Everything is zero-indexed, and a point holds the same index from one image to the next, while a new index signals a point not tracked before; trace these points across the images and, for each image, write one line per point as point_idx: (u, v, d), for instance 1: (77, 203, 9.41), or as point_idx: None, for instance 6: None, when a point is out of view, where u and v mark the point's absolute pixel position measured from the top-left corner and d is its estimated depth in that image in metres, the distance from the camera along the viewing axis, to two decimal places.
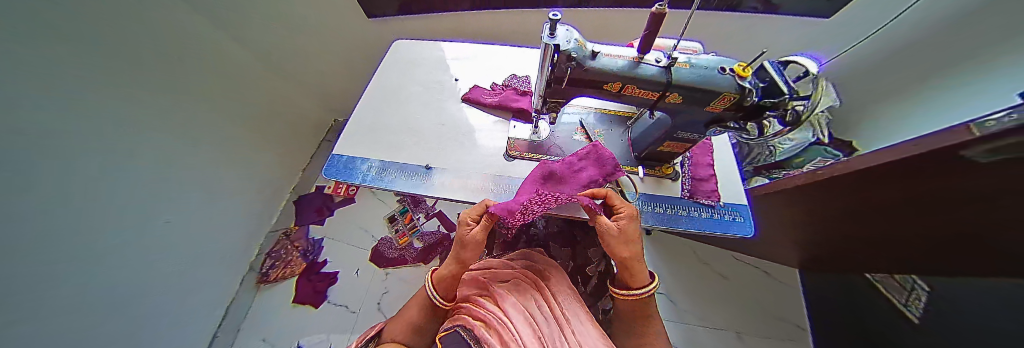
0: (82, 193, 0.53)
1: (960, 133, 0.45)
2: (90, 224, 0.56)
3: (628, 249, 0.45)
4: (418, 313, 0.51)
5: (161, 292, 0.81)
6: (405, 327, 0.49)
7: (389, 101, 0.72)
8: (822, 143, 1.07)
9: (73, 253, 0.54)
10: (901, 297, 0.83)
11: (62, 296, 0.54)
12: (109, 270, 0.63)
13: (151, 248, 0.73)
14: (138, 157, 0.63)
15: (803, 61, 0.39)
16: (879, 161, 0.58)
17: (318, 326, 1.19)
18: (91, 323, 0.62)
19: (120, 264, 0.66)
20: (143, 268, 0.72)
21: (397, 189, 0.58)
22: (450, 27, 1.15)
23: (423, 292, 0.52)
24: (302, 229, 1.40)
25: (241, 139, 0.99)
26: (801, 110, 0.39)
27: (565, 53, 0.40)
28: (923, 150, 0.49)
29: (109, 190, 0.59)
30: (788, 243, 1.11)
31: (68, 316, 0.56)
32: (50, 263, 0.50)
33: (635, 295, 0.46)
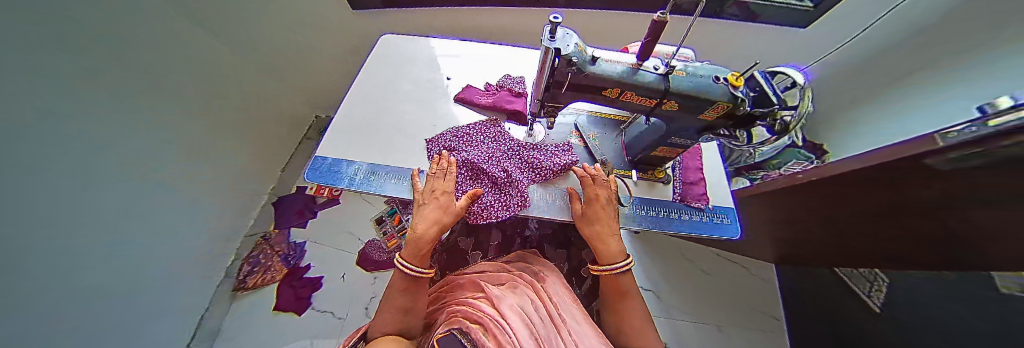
0: (68, 195, 0.50)
1: (922, 144, 0.47)
2: (60, 257, 0.51)
3: (587, 229, 0.53)
4: (405, 297, 0.48)
5: (147, 299, 0.76)
6: (391, 315, 0.45)
7: (377, 100, 0.69)
8: (795, 145, 1.12)
9: (60, 260, 0.51)
10: (864, 288, 0.92)
11: (49, 307, 0.50)
12: (77, 298, 0.57)
13: (123, 276, 0.67)
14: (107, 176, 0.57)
15: (790, 71, 0.41)
16: (849, 168, 0.61)
17: (302, 333, 1.14)
18: (77, 336, 0.58)
19: (87, 293, 0.59)
20: (112, 293, 0.65)
21: (387, 193, 0.55)
22: (444, 24, 1.11)
23: (400, 273, 0.49)
24: (283, 233, 1.33)
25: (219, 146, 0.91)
26: (789, 120, 0.41)
27: (566, 57, 0.39)
28: (893, 156, 0.51)
29: (95, 191, 0.55)
30: (767, 243, 1.17)
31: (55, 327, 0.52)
32: (45, 269, 0.48)
33: (601, 270, 0.53)
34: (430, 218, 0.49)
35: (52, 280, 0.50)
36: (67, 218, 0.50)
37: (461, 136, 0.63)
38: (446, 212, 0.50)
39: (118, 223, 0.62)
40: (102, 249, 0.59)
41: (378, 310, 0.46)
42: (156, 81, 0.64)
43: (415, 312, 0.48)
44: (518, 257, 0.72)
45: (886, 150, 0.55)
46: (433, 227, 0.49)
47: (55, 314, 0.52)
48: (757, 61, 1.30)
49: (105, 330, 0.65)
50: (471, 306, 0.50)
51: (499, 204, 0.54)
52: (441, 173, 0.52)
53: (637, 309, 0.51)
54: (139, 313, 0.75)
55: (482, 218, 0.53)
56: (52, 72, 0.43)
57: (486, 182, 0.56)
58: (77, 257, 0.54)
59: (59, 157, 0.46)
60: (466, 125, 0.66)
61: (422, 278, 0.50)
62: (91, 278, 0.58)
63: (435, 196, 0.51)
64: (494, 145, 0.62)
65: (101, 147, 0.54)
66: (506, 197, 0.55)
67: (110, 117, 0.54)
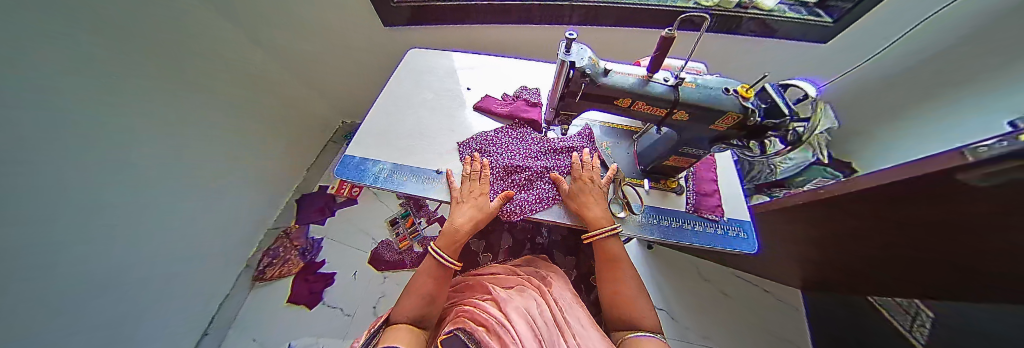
0: (49, 188, 0.51)
1: (953, 158, 0.46)
2: (38, 247, 0.51)
3: (574, 202, 0.56)
4: (431, 286, 0.50)
5: (139, 298, 0.78)
6: (416, 301, 0.47)
7: (402, 107, 0.75)
8: (822, 162, 1.11)
9: (39, 251, 0.52)
10: (904, 322, 0.85)
11: (29, 305, 0.52)
12: (64, 292, 0.58)
13: (107, 269, 0.68)
14: (83, 168, 0.57)
15: (802, 85, 0.41)
16: (877, 182, 0.59)
17: (312, 328, 1.18)
18: (61, 325, 0.60)
19: (76, 284, 0.61)
20: (98, 288, 0.66)
21: (405, 191, 0.59)
22: (460, 39, 1.19)
23: (431, 264, 0.53)
24: (302, 229, 1.41)
25: (219, 140, 0.95)
26: (801, 131, 0.40)
27: (580, 69, 0.42)
28: (925, 171, 0.48)
29: (77, 184, 0.57)
30: (790, 263, 1.10)
31: (41, 315, 0.54)
32: (23, 262, 0.49)
33: (591, 236, 0.53)
34: (471, 216, 0.54)
35: (30, 274, 0.50)
36: (45, 212, 0.51)
37: (478, 142, 0.67)
38: (485, 216, 0.55)
39: (96, 216, 0.62)
40: (86, 242, 0.61)
41: (400, 299, 0.48)
42: (136, 82, 0.65)
43: (437, 303, 0.49)
44: (527, 262, 0.73)
45: (916, 163, 0.53)
46: (471, 228, 0.54)
47: (37, 304, 0.53)
48: (766, 75, 1.29)
49: (85, 331, 0.66)
50: (477, 307, 0.52)
51: (520, 205, 0.57)
52: (476, 176, 0.59)
53: (630, 293, 0.51)
54: (130, 311, 0.77)
55: (513, 215, 0.55)
56: (26, 67, 0.43)
57: (508, 187, 0.60)
58: (59, 247, 0.56)
59: (29, 149, 0.46)
60: (493, 130, 0.70)
61: (452, 270, 0.53)
62: (77, 268, 0.60)
63: (474, 196, 0.57)
64: (523, 145, 0.67)
65: (72, 146, 0.55)
66: (527, 198, 0.58)
67: (81, 114, 0.55)
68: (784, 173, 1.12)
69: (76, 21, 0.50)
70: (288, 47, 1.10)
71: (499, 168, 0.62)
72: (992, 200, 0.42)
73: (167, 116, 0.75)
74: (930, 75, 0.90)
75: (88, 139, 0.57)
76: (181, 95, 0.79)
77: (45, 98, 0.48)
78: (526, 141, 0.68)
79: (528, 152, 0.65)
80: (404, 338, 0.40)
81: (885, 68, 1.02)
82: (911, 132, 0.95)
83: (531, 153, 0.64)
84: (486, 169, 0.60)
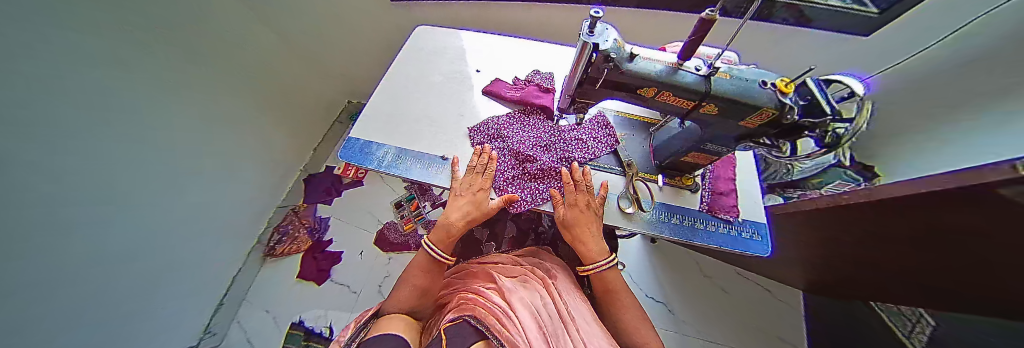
0: (57, 169, 0.50)
1: (998, 171, 0.41)
2: (55, 222, 0.53)
3: (567, 233, 0.54)
4: (422, 278, 0.51)
5: (149, 276, 0.80)
6: (408, 292, 0.48)
7: (409, 88, 0.72)
8: (841, 165, 1.04)
9: (49, 229, 0.52)
10: (905, 328, 0.85)
11: (48, 275, 0.53)
12: (79, 265, 0.60)
13: (123, 243, 0.70)
14: (99, 145, 0.58)
15: (847, 80, 0.37)
16: (900, 194, 0.55)
17: (320, 302, 1.22)
18: (86, 286, 0.63)
19: (88, 259, 0.62)
20: (112, 262, 0.68)
21: (410, 177, 0.58)
22: (474, 17, 1.13)
23: (422, 258, 0.52)
24: (310, 208, 1.43)
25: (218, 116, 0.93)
26: (841, 133, 0.38)
27: (603, 53, 0.38)
28: (957, 183, 0.45)
29: (81, 164, 0.55)
30: (796, 267, 1.08)
31: (56, 285, 0.55)
32: (40, 236, 0.50)
33: (586, 270, 0.53)
34: (467, 212, 0.53)
35: (46, 247, 0.52)
36: (55, 191, 0.51)
37: (486, 127, 0.64)
38: (482, 211, 0.54)
39: (107, 194, 0.63)
40: (97, 215, 0.61)
41: (393, 292, 0.49)
42: (139, 62, 0.63)
43: (428, 295, 0.51)
44: (531, 252, 0.73)
45: (949, 176, 0.49)
46: (466, 224, 0.53)
47: (49, 277, 0.54)
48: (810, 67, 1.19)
49: (95, 309, 0.67)
50: (480, 295, 0.51)
51: (528, 195, 0.56)
52: (480, 169, 0.56)
53: (631, 318, 0.51)
54: (139, 292, 0.79)
55: (523, 205, 0.54)
56: (41, 42, 0.43)
57: (514, 175, 0.58)
58: (72, 225, 0.56)
59: (46, 126, 0.47)
60: (504, 114, 0.68)
61: (444, 264, 0.52)
62: (88, 241, 0.61)
63: (473, 191, 0.54)
64: (533, 132, 0.64)
65: (89, 123, 0.55)
66: (535, 189, 0.56)
67: (87, 100, 0.53)
68: (802, 173, 1.08)
69: (76, 6, 0.47)
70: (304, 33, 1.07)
71: (508, 156, 0.59)
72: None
73: (171, 96, 0.73)
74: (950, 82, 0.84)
75: (92, 126, 0.56)
76: (186, 78, 0.76)
77: (56, 85, 0.47)
78: (536, 129, 0.65)
79: (537, 140, 0.62)
80: (399, 325, 0.41)
81: (911, 74, 0.97)
82: (922, 139, 0.92)
83: (543, 141, 0.62)
84: (492, 162, 0.56)
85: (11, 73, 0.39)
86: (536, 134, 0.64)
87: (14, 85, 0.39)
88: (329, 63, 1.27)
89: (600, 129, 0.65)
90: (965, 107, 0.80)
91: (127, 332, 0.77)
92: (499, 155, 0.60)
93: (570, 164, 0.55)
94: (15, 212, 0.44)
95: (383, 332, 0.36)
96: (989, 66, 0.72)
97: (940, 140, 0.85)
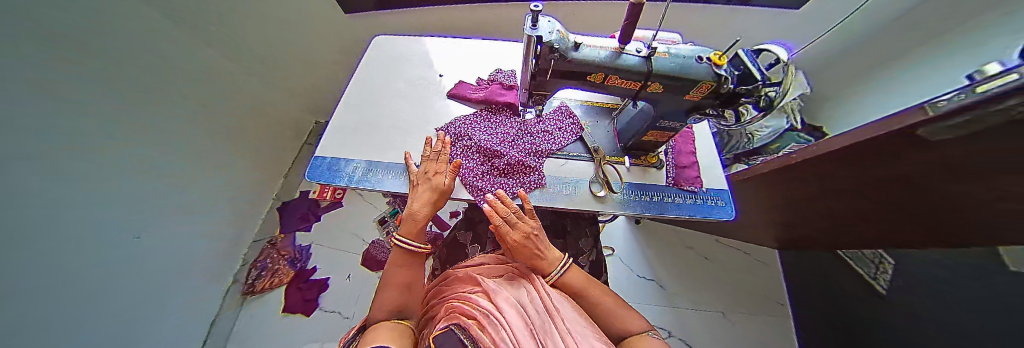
0: (65, 173, 0.50)
1: (911, 115, 0.47)
2: (42, 279, 0.49)
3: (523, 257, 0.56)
4: (406, 274, 0.52)
5: (154, 284, 0.77)
6: (392, 296, 0.47)
7: (373, 99, 0.70)
8: (795, 129, 1.13)
9: (49, 233, 0.49)
10: (870, 270, 0.93)
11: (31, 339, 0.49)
12: (60, 330, 0.55)
13: (116, 274, 0.66)
14: (91, 194, 0.56)
15: (773, 48, 0.41)
16: (839, 147, 0.61)
17: (312, 333, 1.17)
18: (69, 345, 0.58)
19: (68, 323, 0.57)
20: (98, 316, 0.64)
21: (385, 189, 0.57)
22: (431, 21, 1.16)
23: (399, 253, 0.53)
24: (288, 238, 1.36)
25: (213, 153, 0.90)
26: (773, 96, 0.42)
27: (548, 44, 0.40)
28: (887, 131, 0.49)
29: (90, 164, 0.54)
30: (766, 227, 1.15)
31: (53, 291, 0.52)
32: (22, 297, 0.46)
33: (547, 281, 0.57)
34: (429, 197, 0.53)
35: (27, 309, 0.48)
36: (44, 244, 0.48)
37: (451, 131, 0.64)
38: (441, 192, 0.54)
39: (94, 247, 0.59)
40: (94, 238, 0.59)
41: (379, 294, 0.48)
42: (147, 69, 0.63)
43: (415, 289, 0.51)
44: None
45: (868, 128, 0.56)
46: (427, 206, 0.53)
47: (51, 280, 0.51)
48: (738, 39, 1.29)
49: (99, 319, 0.64)
50: (467, 301, 0.50)
51: (499, 190, 0.56)
52: (435, 156, 0.57)
53: (609, 305, 0.53)
54: (150, 296, 0.77)
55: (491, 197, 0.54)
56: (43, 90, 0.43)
57: (483, 180, 0.57)
58: (59, 277, 0.53)
59: (39, 174, 0.45)
60: (472, 114, 0.68)
61: (421, 252, 0.53)
62: (91, 248, 0.59)
63: (429, 177, 0.55)
64: (501, 129, 0.65)
65: (87, 168, 0.54)
66: (508, 185, 0.57)
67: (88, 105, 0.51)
68: (762, 140, 1.15)
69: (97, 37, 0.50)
70: (289, 50, 1.06)
71: (476, 156, 0.60)
72: (948, 152, 0.44)
73: (173, 102, 0.72)
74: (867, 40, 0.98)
75: (104, 148, 0.56)
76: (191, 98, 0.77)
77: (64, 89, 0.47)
78: (503, 125, 0.66)
79: (505, 136, 0.63)
80: (387, 333, 0.39)
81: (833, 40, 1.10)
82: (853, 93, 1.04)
83: (510, 137, 0.63)
84: (446, 147, 0.58)
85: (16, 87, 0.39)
86: (504, 130, 0.64)
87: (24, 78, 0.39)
88: (319, 82, 1.30)
89: (564, 119, 0.67)
90: (893, 61, 0.91)
91: (135, 336, 0.74)
92: (468, 156, 0.60)
93: (489, 196, 0.53)
94: (14, 212, 0.42)
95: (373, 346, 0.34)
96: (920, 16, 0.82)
97: (868, 96, 0.98)
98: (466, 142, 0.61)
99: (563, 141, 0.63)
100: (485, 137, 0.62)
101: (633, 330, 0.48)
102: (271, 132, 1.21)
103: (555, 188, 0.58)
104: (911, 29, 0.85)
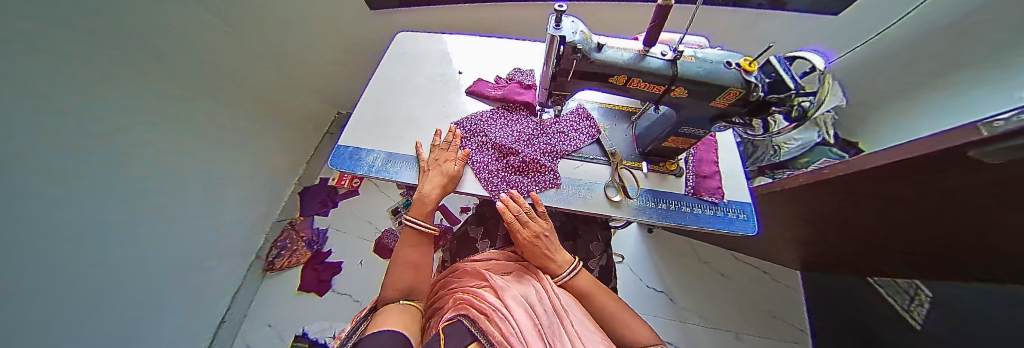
0: (65, 146, 0.52)
1: (966, 133, 0.43)
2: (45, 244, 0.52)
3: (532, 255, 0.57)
4: (416, 255, 0.54)
5: (158, 284, 0.82)
6: (402, 277, 0.49)
7: (393, 94, 0.73)
8: (827, 143, 1.07)
9: (54, 199, 0.52)
10: (903, 303, 0.86)
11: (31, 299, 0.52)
12: (64, 294, 0.58)
13: (123, 252, 0.71)
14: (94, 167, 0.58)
15: (809, 56, 0.39)
16: (872, 164, 0.57)
17: (322, 314, 1.22)
18: (73, 310, 0.62)
19: (75, 287, 0.61)
20: (102, 285, 0.67)
21: (402, 180, 0.59)
22: (455, 22, 1.18)
23: (411, 234, 0.56)
24: (307, 220, 1.43)
25: (215, 135, 0.93)
26: (807, 107, 0.39)
27: (571, 45, 0.40)
28: (930, 150, 0.46)
29: (91, 139, 0.57)
30: (789, 245, 1.09)
31: (72, 265, 0.58)
32: (23, 260, 0.49)
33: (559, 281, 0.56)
34: (439, 182, 0.55)
35: (31, 272, 0.51)
36: (47, 211, 0.51)
37: (468, 127, 0.65)
38: (452, 178, 0.56)
39: (100, 220, 0.63)
40: (100, 208, 0.62)
41: (389, 275, 0.50)
42: (143, 52, 0.65)
43: (423, 269, 0.54)
44: None
45: (918, 144, 0.51)
46: (438, 193, 0.55)
47: (65, 255, 0.57)
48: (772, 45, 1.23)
49: (100, 319, 0.69)
50: (475, 295, 0.51)
51: (512, 187, 0.57)
52: (446, 145, 0.59)
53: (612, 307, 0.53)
54: (157, 291, 0.83)
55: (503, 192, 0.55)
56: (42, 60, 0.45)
57: (496, 177, 0.58)
58: (63, 244, 0.56)
59: (40, 145, 0.47)
60: (489, 111, 0.69)
61: (430, 233, 0.57)
62: (99, 234, 0.63)
63: (439, 164, 0.57)
64: (517, 127, 0.65)
65: (86, 143, 0.56)
66: (522, 183, 0.57)
67: (84, 96, 0.53)
68: (790, 154, 1.08)
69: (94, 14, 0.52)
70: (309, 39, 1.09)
71: (490, 152, 0.61)
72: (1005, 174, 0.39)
73: (174, 93, 0.75)
74: (921, 54, 0.88)
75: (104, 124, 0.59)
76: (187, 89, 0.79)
77: (64, 65, 0.48)
78: (520, 123, 0.66)
79: (521, 135, 0.63)
80: (397, 315, 0.41)
81: (885, 48, 0.99)
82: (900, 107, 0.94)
83: (527, 136, 0.63)
84: (457, 139, 0.61)
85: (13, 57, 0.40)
86: (520, 128, 0.65)
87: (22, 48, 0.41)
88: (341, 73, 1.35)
89: (580, 121, 0.66)
90: (949, 73, 0.81)
91: (138, 335, 0.80)
92: (484, 152, 0.61)
93: (502, 196, 0.53)
94: (16, 187, 0.44)
95: (378, 329, 0.35)
96: (977, 32, 0.73)
97: (916, 111, 0.88)
98: (479, 138, 0.63)
99: (579, 143, 0.63)
100: (501, 135, 0.63)
101: (641, 339, 0.47)
102: (279, 115, 1.24)
103: (569, 189, 0.58)
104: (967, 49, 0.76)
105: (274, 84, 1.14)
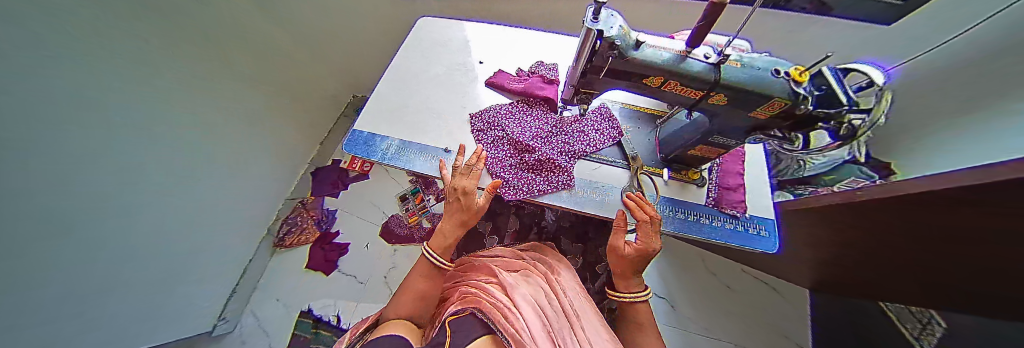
0: (102, 122, 0.53)
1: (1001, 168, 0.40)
2: (81, 214, 0.54)
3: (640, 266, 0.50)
4: (424, 285, 0.50)
5: (175, 267, 0.84)
6: (408, 303, 0.47)
7: (410, 80, 0.72)
8: (858, 161, 1.01)
9: (90, 173, 0.53)
10: (916, 331, 0.83)
11: (68, 268, 0.55)
12: (100, 264, 0.62)
13: (153, 226, 0.73)
14: (129, 147, 0.60)
15: (868, 71, 0.35)
16: (903, 193, 0.52)
17: (328, 292, 1.26)
18: (109, 277, 0.66)
19: (109, 259, 0.64)
20: (134, 256, 0.70)
21: (415, 169, 0.58)
22: (481, 8, 1.15)
23: (423, 263, 0.53)
24: (318, 200, 1.46)
25: (239, 117, 0.95)
26: (859, 125, 0.36)
27: (608, 40, 0.37)
28: (961, 183, 0.42)
29: (124, 117, 0.57)
30: (803, 264, 1.05)
31: (105, 236, 0.61)
32: (60, 229, 0.51)
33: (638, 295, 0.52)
34: (458, 216, 0.53)
35: (69, 242, 0.53)
36: (83, 182, 0.53)
37: (485, 120, 0.64)
38: (471, 213, 0.52)
39: (134, 195, 0.65)
40: (134, 186, 0.65)
41: (395, 299, 0.47)
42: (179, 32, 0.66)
43: (427, 301, 0.49)
44: (532, 247, 0.73)
45: (951, 176, 0.47)
46: (457, 226, 0.53)
47: (102, 226, 0.60)
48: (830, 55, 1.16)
49: (130, 288, 0.72)
50: (482, 290, 0.50)
51: (525, 186, 0.55)
52: (466, 173, 0.51)
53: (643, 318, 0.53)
54: (178, 270, 0.86)
55: (518, 194, 0.54)
56: (78, 38, 0.45)
57: (509, 174, 0.56)
58: (100, 212, 0.58)
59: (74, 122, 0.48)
60: (508, 104, 0.67)
61: (444, 270, 0.53)
62: (131, 211, 0.66)
63: (459, 197, 0.52)
64: (536, 123, 0.63)
65: (124, 120, 0.58)
66: (537, 182, 0.56)
67: (121, 76, 0.55)
68: (813, 170, 1.04)
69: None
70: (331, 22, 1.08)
71: (506, 149, 0.59)
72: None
73: (208, 76, 0.78)
74: (957, 81, 0.82)
75: (139, 103, 0.60)
76: (212, 74, 0.79)
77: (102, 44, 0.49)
78: (536, 120, 0.64)
79: (538, 132, 0.61)
80: (401, 330, 0.40)
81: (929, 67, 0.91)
82: (939, 129, 0.86)
83: (544, 134, 0.61)
84: (479, 163, 0.53)
85: (46, 34, 0.39)
86: (537, 125, 0.63)
87: (56, 28, 0.41)
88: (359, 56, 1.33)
89: (603, 122, 0.64)
90: (979, 104, 0.75)
91: (158, 305, 0.82)
92: (500, 147, 0.60)
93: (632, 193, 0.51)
94: (52, 161, 0.46)
95: (384, 334, 0.36)
96: (1010, 66, 0.68)
97: (950, 138, 0.82)
98: (494, 133, 0.61)
99: (599, 145, 0.60)
100: (517, 130, 0.61)
101: None
102: (299, 98, 1.25)
103: (584, 191, 0.56)
104: (995, 82, 0.71)
105: (295, 64, 1.13)
